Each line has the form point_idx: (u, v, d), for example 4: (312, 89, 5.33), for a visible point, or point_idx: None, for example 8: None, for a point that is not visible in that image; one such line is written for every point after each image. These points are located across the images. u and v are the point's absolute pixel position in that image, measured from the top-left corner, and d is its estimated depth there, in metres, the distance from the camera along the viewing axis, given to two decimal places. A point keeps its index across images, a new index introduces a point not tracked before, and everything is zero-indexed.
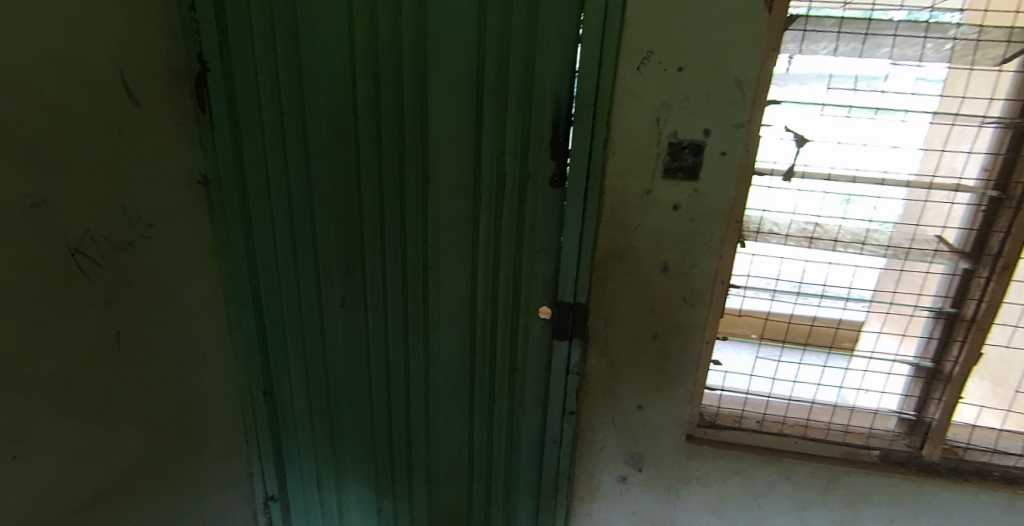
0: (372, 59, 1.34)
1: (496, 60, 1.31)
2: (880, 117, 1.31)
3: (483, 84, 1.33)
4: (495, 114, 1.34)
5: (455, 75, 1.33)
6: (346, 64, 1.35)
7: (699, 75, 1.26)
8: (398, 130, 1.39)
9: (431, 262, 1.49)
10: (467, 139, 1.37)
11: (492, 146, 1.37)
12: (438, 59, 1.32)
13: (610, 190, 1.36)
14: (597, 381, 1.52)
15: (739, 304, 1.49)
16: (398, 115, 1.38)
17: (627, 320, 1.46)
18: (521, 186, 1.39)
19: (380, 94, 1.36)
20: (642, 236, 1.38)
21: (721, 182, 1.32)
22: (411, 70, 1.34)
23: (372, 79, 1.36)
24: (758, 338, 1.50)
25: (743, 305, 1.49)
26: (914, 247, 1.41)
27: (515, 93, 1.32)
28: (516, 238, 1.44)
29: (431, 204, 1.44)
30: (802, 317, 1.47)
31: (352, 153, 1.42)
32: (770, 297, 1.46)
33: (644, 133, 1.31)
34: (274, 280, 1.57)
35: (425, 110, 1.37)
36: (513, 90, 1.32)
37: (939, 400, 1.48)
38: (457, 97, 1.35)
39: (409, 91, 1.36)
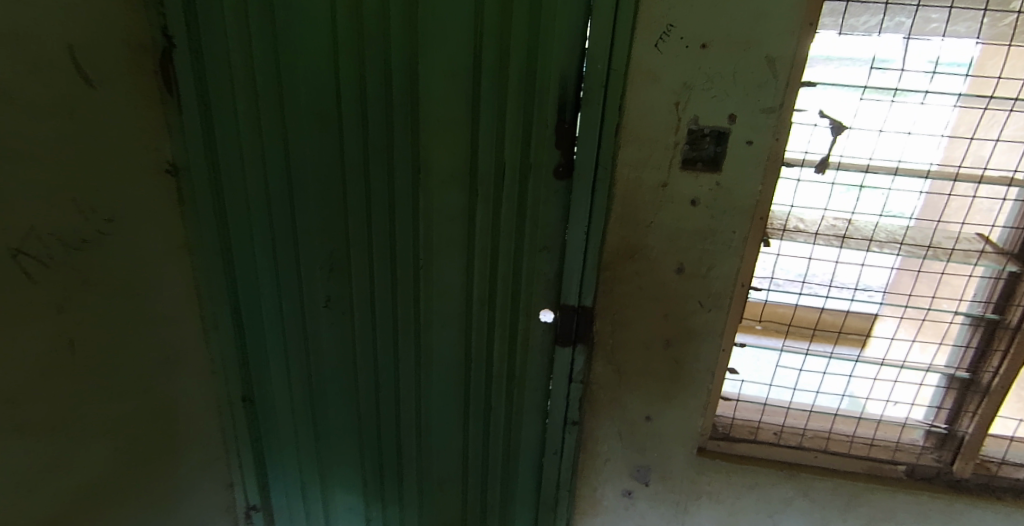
0: (357, 32, 1.19)
1: (497, 35, 1.15)
2: (930, 101, 1.17)
3: (481, 62, 1.18)
4: (495, 97, 1.20)
5: (450, 52, 1.18)
6: (328, 38, 1.20)
7: (725, 54, 1.11)
8: (386, 113, 1.24)
9: (423, 261, 1.36)
10: (463, 125, 1.23)
11: (491, 132, 1.23)
12: (431, 33, 1.17)
13: (621, 182, 1.22)
14: (602, 390, 1.40)
15: (764, 296, 1.34)
16: (386, 96, 1.23)
17: (637, 325, 1.33)
18: (523, 177, 1.25)
19: (365, 72, 1.22)
20: (655, 234, 1.25)
21: (747, 175, 1.18)
22: (400, 46, 1.19)
23: (356, 55, 1.20)
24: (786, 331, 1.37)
25: (768, 297, 1.34)
26: (957, 247, 1.27)
27: (518, 72, 1.17)
28: (516, 236, 1.30)
29: (423, 197, 1.30)
30: (835, 313, 1.37)
31: (335, 139, 1.28)
32: (799, 292, 1.31)
33: (662, 118, 1.17)
34: (252, 277, 1.44)
35: (416, 92, 1.22)
36: (515, 70, 1.17)
37: (973, 413, 1.36)
38: (452, 77, 1.20)
39: (397, 69, 1.21)
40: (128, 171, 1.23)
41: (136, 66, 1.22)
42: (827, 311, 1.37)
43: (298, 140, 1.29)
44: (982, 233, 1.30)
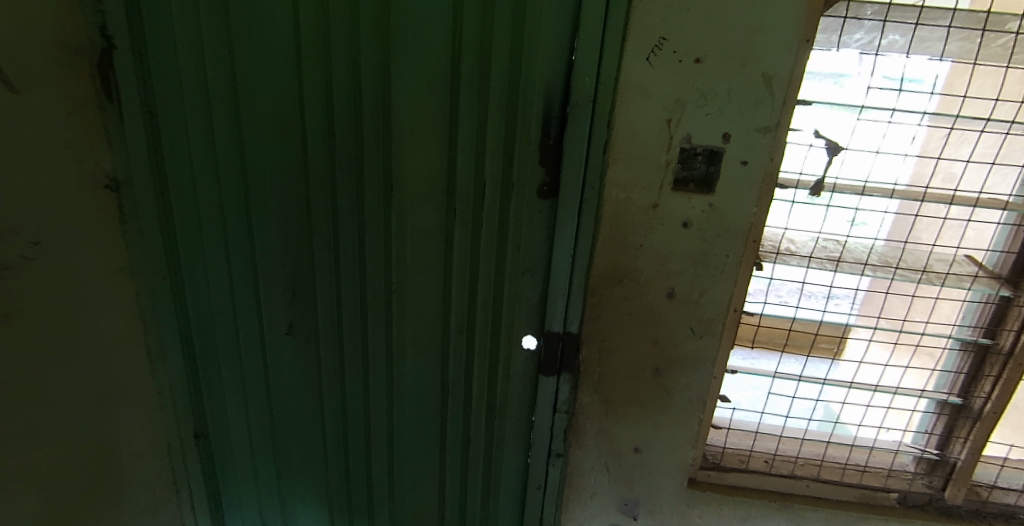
0: (322, 39, 1.08)
1: (476, 44, 1.07)
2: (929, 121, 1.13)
3: (459, 73, 1.09)
4: (474, 111, 1.11)
5: (426, 63, 1.09)
6: (290, 44, 1.09)
7: (720, 70, 1.05)
8: (355, 125, 1.14)
9: (396, 285, 1.26)
10: (440, 141, 1.14)
11: (470, 149, 1.14)
12: (404, 41, 1.08)
13: (610, 203, 1.15)
14: (588, 420, 1.33)
15: (759, 310, 1.27)
16: (355, 108, 1.12)
17: (625, 352, 1.26)
18: (504, 196, 1.16)
19: (331, 82, 1.11)
20: (645, 258, 1.18)
21: (741, 196, 1.12)
22: (370, 54, 1.09)
23: (322, 63, 1.10)
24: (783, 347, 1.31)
25: (763, 312, 1.27)
26: (950, 271, 1.24)
27: (499, 84, 1.08)
28: (497, 259, 1.21)
29: (396, 217, 1.20)
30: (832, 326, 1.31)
31: (299, 154, 1.17)
32: (797, 303, 1.26)
33: (652, 136, 1.09)
34: (207, 303, 1.31)
35: (388, 104, 1.12)
36: (497, 83, 1.08)
37: (964, 439, 1.33)
38: (428, 89, 1.10)
39: (367, 80, 1.10)
40: (62, 189, 1.10)
41: (71, 70, 1.09)
42: (822, 330, 1.32)
43: (257, 155, 1.18)
44: (966, 251, 1.28)
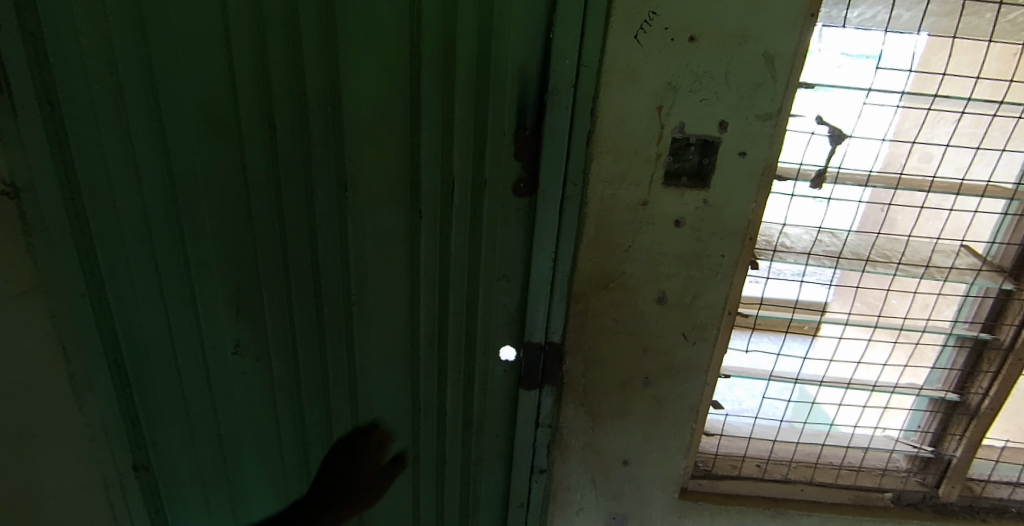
0: (255, 14, 0.91)
1: (440, 19, 0.91)
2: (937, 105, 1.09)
3: (420, 54, 0.94)
4: (440, 98, 0.96)
5: (381, 43, 0.93)
6: (218, 21, 0.92)
7: (717, 50, 0.93)
8: (298, 116, 0.97)
9: (357, 297, 1.11)
10: (401, 132, 0.99)
11: (435, 142, 0.99)
12: (354, 17, 0.92)
13: (594, 202, 1.03)
14: (574, 434, 1.23)
15: (760, 291, 1.21)
16: (298, 96, 0.96)
17: (612, 362, 1.16)
18: (477, 195, 1.03)
19: (268, 66, 0.94)
20: (634, 260, 1.07)
21: (738, 192, 1.01)
22: (313, 32, 0.92)
23: (257, 44, 0.93)
24: (786, 330, 1.24)
25: (764, 292, 1.21)
26: (952, 266, 1.18)
27: (467, 68, 0.94)
28: (471, 265, 1.08)
29: (352, 221, 1.05)
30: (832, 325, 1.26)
31: (236, 151, 1.00)
32: (800, 279, 1.18)
33: (640, 126, 0.97)
34: (138, 322, 1.14)
35: (338, 91, 0.96)
36: (464, 65, 0.94)
37: (959, 435, 1.29)
38: (384, 73, 0.95)
39: (310, 63, 0.93)
40: None
41: None
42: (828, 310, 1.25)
43: (186, 152, 1.01)
44: (965, 241, 1.20)
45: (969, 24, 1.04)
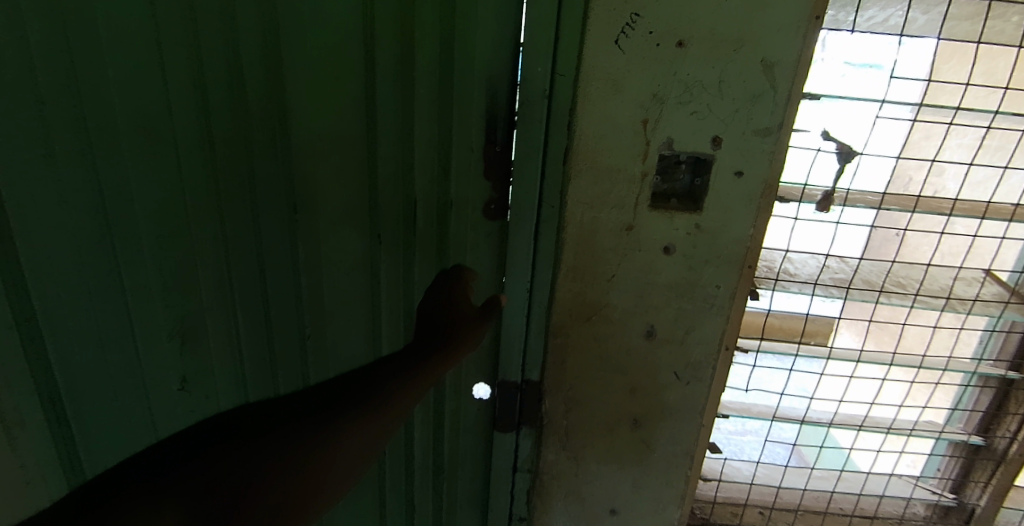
0: (189, 16, 0.81)
1: (395, 21, 0.81)
2: (959, 119, 0.98)
3: (373, 60, 0.83)
4: (398, 111, 0.85)
5: (329, 47, 0.82)
6: (146, 22, 0.82)
7: (709, 56, 0.82)
8: (238, 129, 0.86)
9: (311, 330, 1.00)
10: (356, 148, 0.88)
11: (394, 160, 0.88)
12: (299, 18, 0.81)
13: (573, 227, 0.92)
14: (556, 481, 1.11)
15: (767, 305, 1.08)
16: (238, 109, 0.85)
17: (597, 402, 1.04)
18: (443, 219, 0.92)
19: (204, 75, 0.84)
20: (619, 290, 0.96)
21: (735, 215, 0.90)
22: (253, 36, 0.81)
23: (191, 50, 0.83)
24: (799, 341, 1.10)
25: (772, 306, 1.08)
26: (977, 297, 1.07)
27: (426, 75, 0.83)
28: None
29: (305, 247, 0.94)
30: (842, 363, 1.13)
31: (171, 169, 0.89)
32: (808, 306, 1.08)
33: (624, 143, 0.87)
34: (71, 354, 1.03)
35: (282, 102, 0.85)
36: (424, 74, 0.83)
37: (982, 483, 1.18)
38: (334, 81, 0.84)
39: (251, 70, 0.83)
40: None
41: None
42: (836, 348, 1.11)
43: (118, 170, 0.90)
44: (990, 268, 1.07)
45: (993, 28, 0.93)
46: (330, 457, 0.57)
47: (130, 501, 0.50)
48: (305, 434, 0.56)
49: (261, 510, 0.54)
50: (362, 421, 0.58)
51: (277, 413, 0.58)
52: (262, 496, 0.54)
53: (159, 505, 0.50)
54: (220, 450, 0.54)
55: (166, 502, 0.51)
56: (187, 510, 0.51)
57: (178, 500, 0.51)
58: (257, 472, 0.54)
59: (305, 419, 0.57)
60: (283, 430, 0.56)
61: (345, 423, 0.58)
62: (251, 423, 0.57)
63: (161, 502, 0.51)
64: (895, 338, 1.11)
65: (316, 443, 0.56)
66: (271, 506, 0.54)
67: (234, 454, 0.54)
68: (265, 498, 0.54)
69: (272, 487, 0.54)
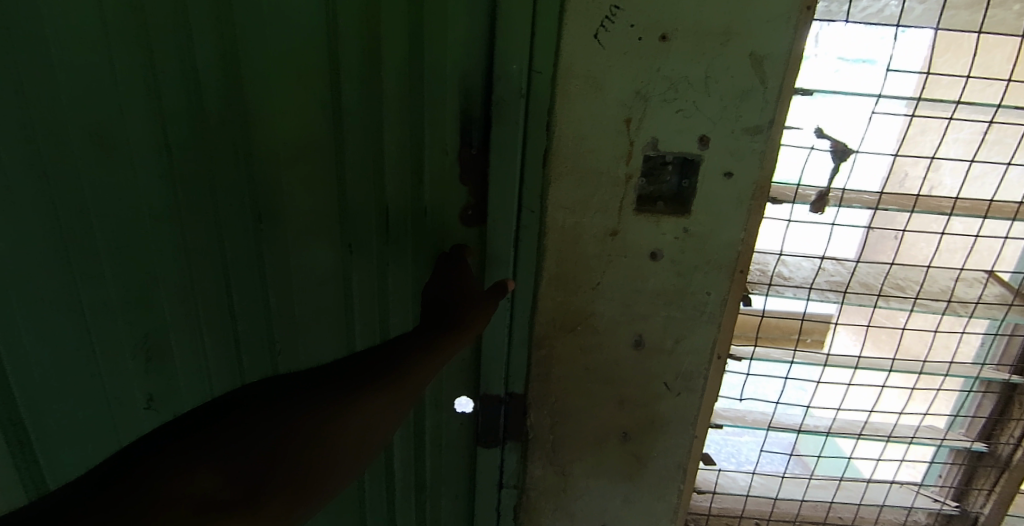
0: (137, 13, 0.76)
1: (358, 16, 0.75)
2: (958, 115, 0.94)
3: (337, 59, 0.77)
4: (365, 113, 0.80)
5: (288, 44, 0.77)
6: (93, 21, 0.77)
7: (694, 50, 0.77)
8: (196, 134, 0.81)
9: (282, 345, 0.95)
10: (323, 153, 0.82)
11: (363, 164, 0.83)
12: (254, 13, 0.75)
13: (555, 233, 0.87)
14: (543, 497, 1.06)
15: (762, 303, 1.04)
16: (195, 112, 0.80)
17: (585, 415, 1.00)
18: (417, 227, 0.87)
19: (156, 76, 0.78)
20: (605, 298, 0.91)
21: (725, 219, 0.85)
22: (206, 34, 0.76)
23: (140, 49, 0.77)
24: (797, 341, 1.08)
25: (766, 304, 1.04)
26: (979, 298, 1.02)
27: (393, 74, 0.78)
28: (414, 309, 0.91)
29: (271, 258, 0.88)
30: (838, 369, 1.09)
31: (127, 177, 0.84)
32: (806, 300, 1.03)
33: (606, 144, 0.82)
34: (29, 374, 0.98)
35: (240, 105, 0.80)
36: (391, 73, 0.78)
37: (986, 490, 1.14)
38: (296, 82, 0.79)
39: (206, 71, 0.78)
40: None
41: None
42: (832, 356, 1.07)
43: (71, 179, 0.85)
44: (992, 269, 1.04)
45: (995, 18, 0.88)
46: (360, 415, 0.56)
47: (164, 462, 0.47)
48: (333, 394, 0.56)
49: (297, 467, 0.51)
50: (385, 382, 0.59)
51: (296, 382, 0.57)
52: (297, 451, 0.51)
53: (195, 467, 0.47)
54: (247, 412, 0.52)
55: (201, 462, 0.48)
56: (224, 469, 0.48)
57: (213, 457, 0.48)
58: (290, 430, 0.52)
59: (328, 383, 0.57)
60: (309, 391, 0.55)
61: (370, 384, 0.58)
62: (274, 391, 0.56)
63: (195, 461, 0.47)
64: (893, 342, 1.10)
65: (344, 401, 0.56)
66: (307, 461, 0.52)
67: (263, 414, 0.52)
68: (299, 453, 0.52)
69: (306, 442, 0.52)
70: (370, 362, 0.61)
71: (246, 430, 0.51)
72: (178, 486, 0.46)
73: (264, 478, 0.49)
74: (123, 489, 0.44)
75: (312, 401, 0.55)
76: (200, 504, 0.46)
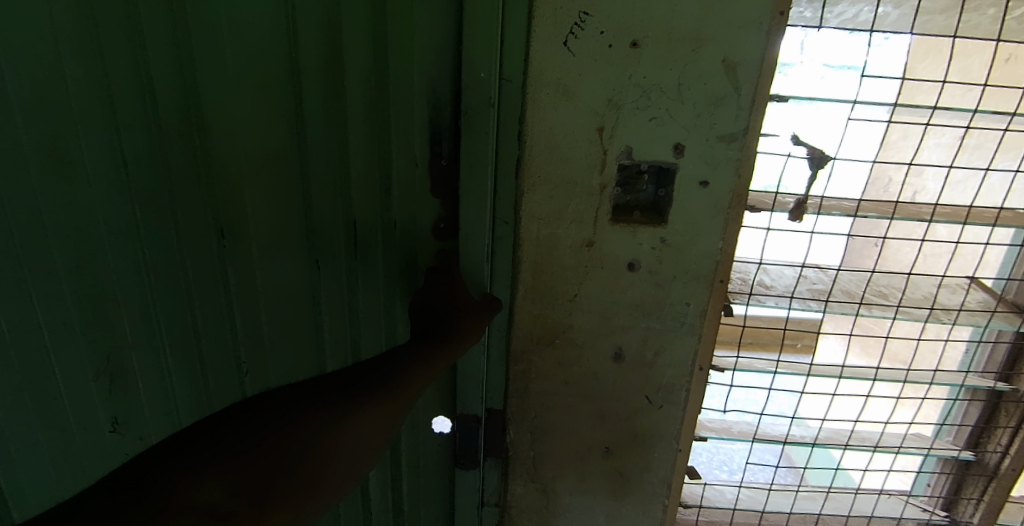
0: (89, 24, 0.74)
1: (317, 25, 0.73)
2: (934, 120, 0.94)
3: (299, 70, 0.75)
4: (329, 125, 0.78)
5: (247, 55, 0.75)
6: (47, 34, 0.74)
7: (666, 57, 0.76)
8: (153, 147, 0.79)
9: (249, 365, 0.92)
10: (286, 166, 0.80)
11: (328, 178, 0.81)
12: (211, 24, 0.73)
13: (529, 246, 0.85)
14: (526, 515, 1.04)
15: (744, 312, 1.01)
16: (150, 125, 0.78)
17: (566, 431, 0.97)
18: (387, 240, 0.84)
19: (110, 88, 0.76)
20: (583, 311, 0.89)
21: (702, 228, 0.84)
22: (161, 45, 0.74)
23: (95, 60, 0.75)
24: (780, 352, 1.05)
25: (748, 312, 1.02)
26: (962, 305, 1.01)
27: (356, 84, 0.76)
28: (387, 324, 0.89)
29: (236, 275, 0.86)
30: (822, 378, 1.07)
31: (84, 193, 0.82)
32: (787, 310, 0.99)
33: (579, 152, 0.80)
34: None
35: (199, 117, 0.77)
36: (355, 82, 0.76)
37: (975, 499, 1.12)
38: (258, 93, 0.77)
39: (163, 82, 0.76)
40: None
41: None
42: (817, 364, 1.06)
43: (28, 197, 0.82)
44: (974, 275, 1.02)
45: (969, 22, 0.88)
46: (355, 426, 0.56)
47: (166, 470, 0.46)
48: (331, 404, 0.55)
49: (294, 479, 0.51)
50: (389, 388, 0.59)
51: (296, 388, 0.56)
52: (295, 462, 0.51)
53: (198, 473, 0.47)
54: (248, 417, 0.52)
55: (203, 470, 0.47)
56: (227, 477, 0.48)
57: (214, 466, 0.47)
58: (288, 440, 0.52)
59: (328, 390, 0.57)
60: (309, 398, 0.55)
61: (373, 390, 0.58)
62: (278, 395, 0.55)
63: (198, 469, 0.47)
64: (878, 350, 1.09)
65: (341, 411, 0.55)
66: (303, 474, 0.51)
67: (266, 419, 0.52)
68: (296, 465, 0.51)
69: (303, 452, 0.52)
70: (373, 367, 0.61)
71: (251, 435, 0.50)
72: (185, 493, 0.45)
73: (262, 491, 0.49)
74: (127, 496, 0.44)
75: (313, 408, 0.55)
76: (203, 512, 0.46)
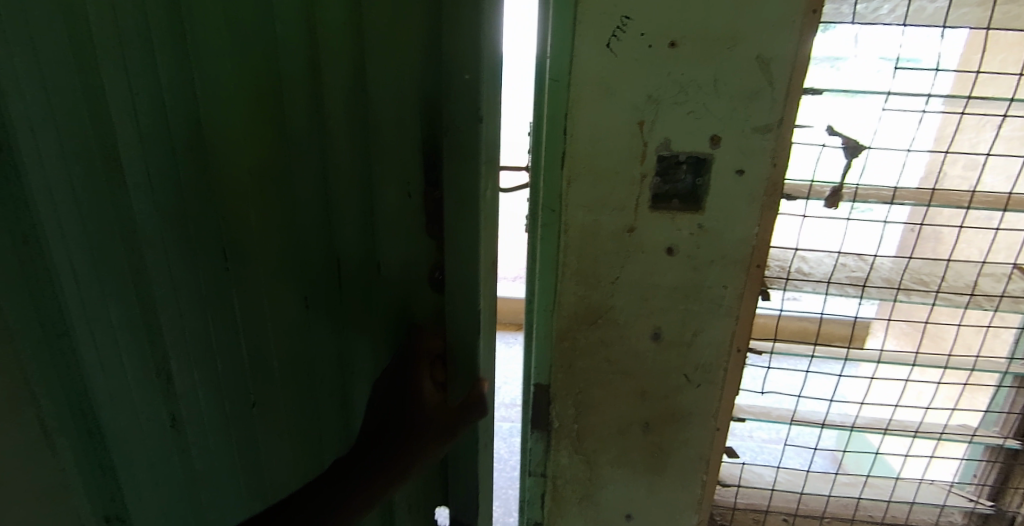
0: (111, 24, 0.69)
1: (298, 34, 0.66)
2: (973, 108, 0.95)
3: (284, 80, 0.68)
4: (313, 133, 0.70)
5: (233, 69, 0.68)
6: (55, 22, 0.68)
7: (704, 55, 0.81)
8: (148, 159, 0.73)
9: (256, 396, 0.85)
10: (277, 187, 0.73)
11: (315, 208, 0.74)
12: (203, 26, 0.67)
13: (574, 233, 0.93)
14: (570, 484, 1.11)
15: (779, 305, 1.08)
16: (147, 138, 0.72)
17: (606, 409, 1.04)
18: (375, 280, 0.76)
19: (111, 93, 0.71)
20: (624, 292, 0.96)
21: (738, 213, 0.89)
22: (161, 51, 0.69)
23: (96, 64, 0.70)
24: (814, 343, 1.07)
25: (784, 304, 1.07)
26: (1005, 292, 1.02)
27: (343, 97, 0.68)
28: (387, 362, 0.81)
29: (239, 302, 0.79)
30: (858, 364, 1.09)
31: (92, 199, 0.76)
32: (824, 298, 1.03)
33: (620, 145, 0.87)
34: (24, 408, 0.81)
35: (195, 125, 0.71)
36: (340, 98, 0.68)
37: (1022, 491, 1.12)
38: (248, 106, 0.70)
39: (159, 90, 0.70)
40: None
41: None
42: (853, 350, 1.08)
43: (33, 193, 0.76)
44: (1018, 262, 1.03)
45: (1009, 14, 0.89)
46: None
47: None
48: None
49: None
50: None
51: None
52: None
53: None
54: None
55: None
56: None
57: None
58: None
59: None
60: None
61: None
62: None
63: None
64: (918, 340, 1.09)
65: None
66: None
67: None
68: None
69: None
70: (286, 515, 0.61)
71: None
72: None
73: None
74: None
75: None
76: None
